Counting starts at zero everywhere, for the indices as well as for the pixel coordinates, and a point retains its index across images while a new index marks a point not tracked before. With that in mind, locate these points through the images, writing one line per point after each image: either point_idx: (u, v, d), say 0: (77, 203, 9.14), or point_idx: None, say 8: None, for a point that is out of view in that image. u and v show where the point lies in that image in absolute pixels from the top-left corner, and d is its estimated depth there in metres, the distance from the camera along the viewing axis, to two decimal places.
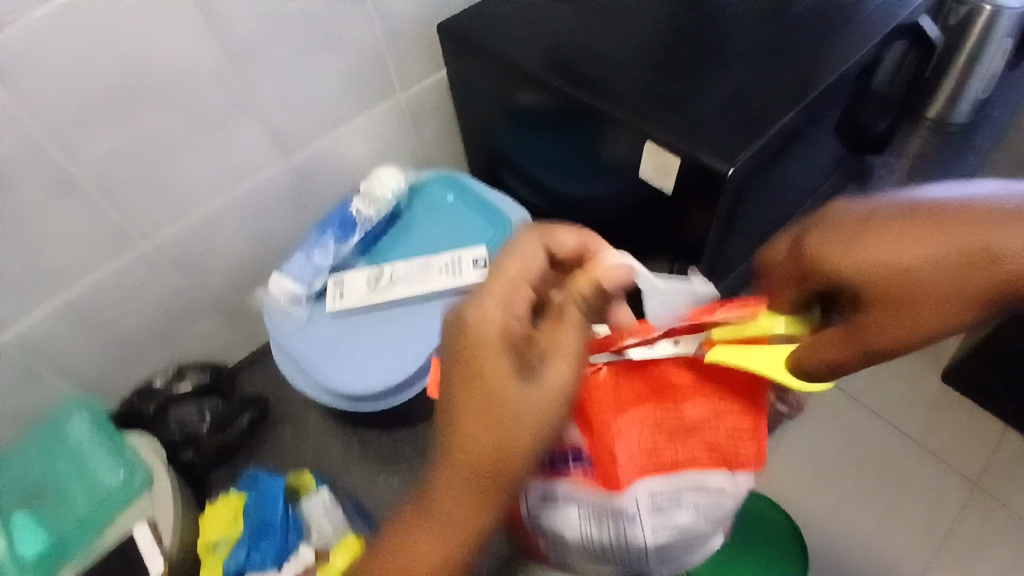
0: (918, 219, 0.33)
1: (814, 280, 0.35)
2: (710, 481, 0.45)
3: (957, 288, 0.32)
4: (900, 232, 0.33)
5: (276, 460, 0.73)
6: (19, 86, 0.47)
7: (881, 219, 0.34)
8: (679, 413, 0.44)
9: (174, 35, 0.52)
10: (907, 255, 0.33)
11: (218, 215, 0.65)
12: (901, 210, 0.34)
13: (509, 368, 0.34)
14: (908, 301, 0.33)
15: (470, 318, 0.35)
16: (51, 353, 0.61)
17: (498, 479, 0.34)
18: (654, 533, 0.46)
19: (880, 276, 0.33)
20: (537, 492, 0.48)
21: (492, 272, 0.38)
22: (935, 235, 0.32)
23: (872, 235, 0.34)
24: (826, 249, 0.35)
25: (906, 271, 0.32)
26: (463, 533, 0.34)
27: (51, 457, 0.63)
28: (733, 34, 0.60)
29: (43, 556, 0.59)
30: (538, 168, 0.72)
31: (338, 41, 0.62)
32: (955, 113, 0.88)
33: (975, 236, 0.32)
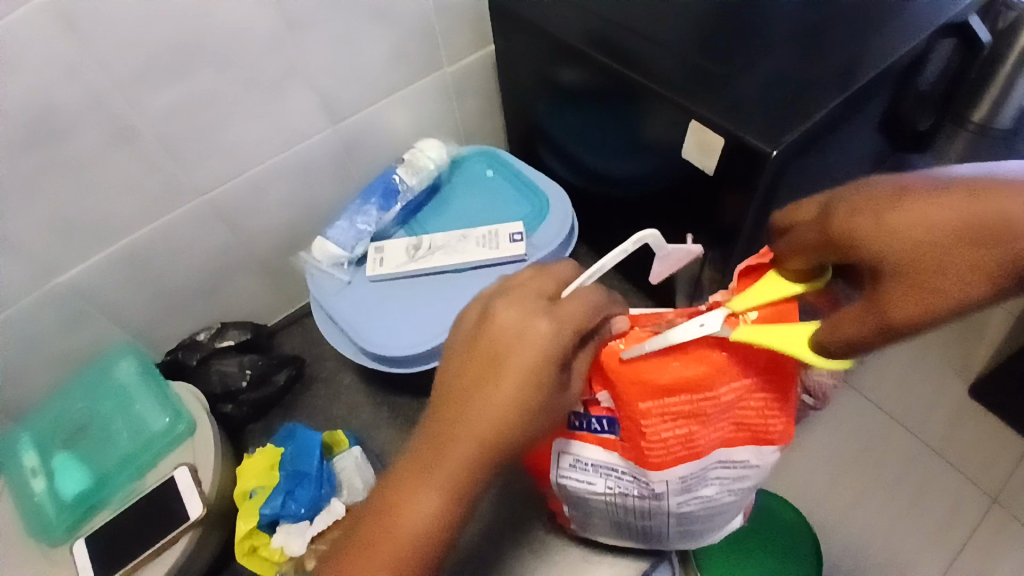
0: (949, 190, 0.30)
1: (837, 249, 0.34)
2: (737, 455, 0.47)
3: (981, 257, 0.28)
4: (929, 198, 0.30)
5: (306, 419, 0.75)
6: (88, 42, 0.50)
7: (916, 189, 0.32)
8: (712, 400, 0.42)
9: (240, 4, 0.54)
10: (924, 221, 0.30)
11: (264, 177, 0.67)
12: (940, 179, 0.31)
13: (548, 382, 0.37)
14: (928, 265, 0.29)
15: (517, 338, 0.37)
16: (102, 299, 0.64)
17: (498, 456, 0.37)
18: (679, 505, 0.49)
19: (900, 238, 0.30)
20: (568, 458, 0.49)
21: (524, 323, 0.38)
22: (966, 198, 0.29)
23: (900, 201, 0.31)
24: (849, 220, 0.33)
25: (923, 240, 0.29)
26: (461, 491, 0.37)
27: (96, 401, 0.67)
28: (781, 20, 0.60)
29: (85, 493, 0.61)
30: (576, 149, 0.73)
31: (391, 13, 0.64)
32: (1001, 117, 0.87)
33: (1007, 203, 0.27)
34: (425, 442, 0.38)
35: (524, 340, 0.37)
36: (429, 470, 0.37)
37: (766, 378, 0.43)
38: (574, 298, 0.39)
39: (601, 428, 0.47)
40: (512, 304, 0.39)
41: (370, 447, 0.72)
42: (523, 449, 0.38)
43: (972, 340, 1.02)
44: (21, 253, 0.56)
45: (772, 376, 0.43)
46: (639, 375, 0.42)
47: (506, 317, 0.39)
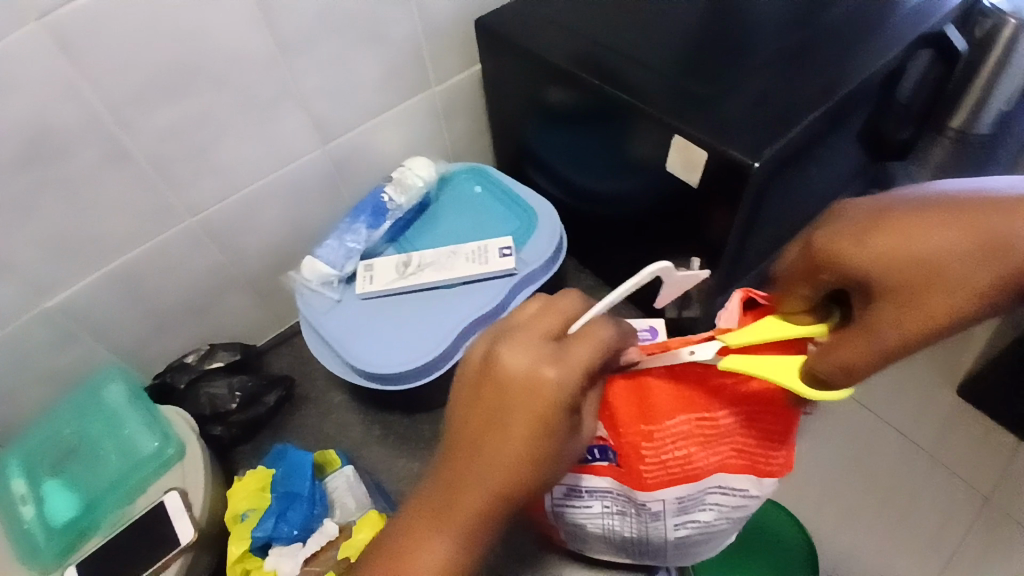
0: (923, 218, 0.34)
1: (828, 274, 0.35)
2: (736, 483, 0.46)
3: (962, 279, 0.32)
4: (908, 224, 0.34)
5: (298, 438, 0.75)
6: (82, 64, 0.50)
7: (890, 214, 0.35)
8: (711, 421, 0.43)
9: (233, 27, 0.55)
10: (912, 246, 0.33)
11: (255, 197, 0.67)
12: (907, 206, 0.35)
13: (558, 431, 0.38)
14: (917, 288, 0.33)
15: (526, 387, 0.37)
16: (91, 322, 0.64)
17: (510, 501, 0.39)
18: (676, 527, 0.49)
19: (893, 262, 0.33)
20: (564, 486, 0.49)
21: (531, 371, 0.38)
22: (936, 226, 0.33)
23: (882, 226, 0.34)
24: (837, 244, 0.34)
25: (914, 263, 0.33)
26: (474, 533, 0.39)
27: (85, 423, 0.66)
28: (760, 38, 0.62)
29: (74, 519, 0.60)
30: (563, 164, 0.74)
31: (380, 34, 0.65)
32: (980, 124, 0.88)
33: (972, 233, 0.32)
34: (438, 488, 0.40)
35: (532, 385, 0.37)
36: (443, 517, 0.39)
37: (768, 407, 0.42)
38: (584, 342, 0.39)
39: (592, 457, 0.47)
40: (518, 348, 0.39)
41: (362, 467, 0.72)
42: (534, 491, 0.39)
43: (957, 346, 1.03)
44: (12, 276, 0.56)
45: (770, 408, 0.42)
46: (643, 396, 0.44)
47: (511, 360, 0.38)
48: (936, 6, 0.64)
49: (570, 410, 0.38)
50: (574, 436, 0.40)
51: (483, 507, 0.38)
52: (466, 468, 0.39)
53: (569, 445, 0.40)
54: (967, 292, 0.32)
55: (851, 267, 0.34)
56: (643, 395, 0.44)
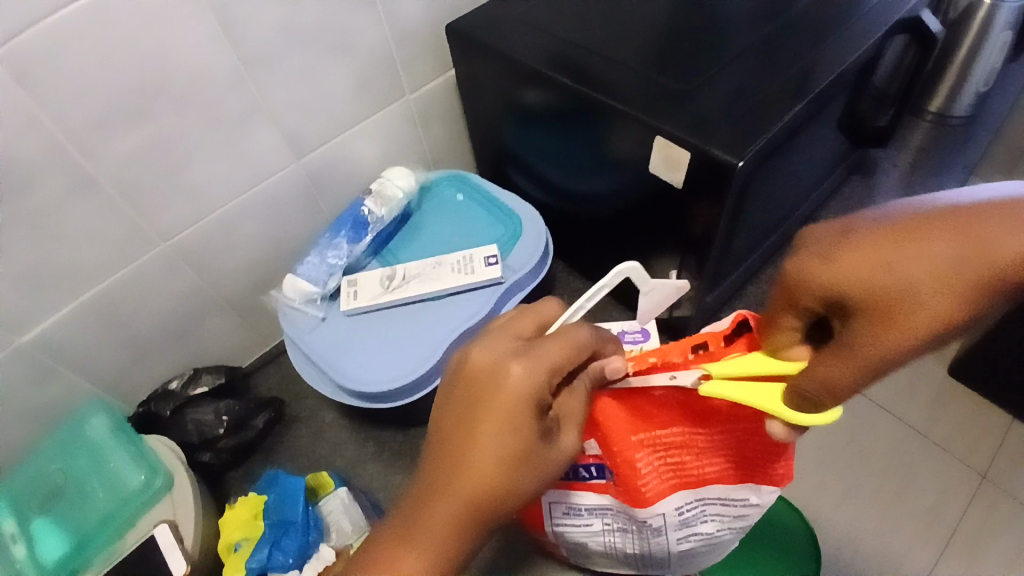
0: (892, 228, 0.33)
1: (801, 294, 0.34)
2: (736, 493, 0.46)
3: (942, 282, 0.31)
4: (878, 240, 0.33)
5: (289, 459, 0.73)
6: (40, 91, 0.48)
7: (860, 232, 0.34)
8: (705, 433, 0.43)
9: (196, 44, 0.53)
10: (884, 255, 0.32)
11: (230, 216, 0.65)
12: (876, 219, 0.34)
13: (529, 430, 0.37)
14: (889, 303, 0.32)
15: (494, 383, 0.37)
16: (67, 356, 0.62)
17: (481, 508, 0.37)
18: (679, 540, 0.48)
19: (865, 281, 0.32)
20: (562, 505, 0.49)
21: (499, 368, 0.38)
22: (909, 240, 0.32)
23: (850, 240, 0.34)
24: (807, 264, 0.34)
25: (888, 272, 0.32)
26: (444, 547, 0.37)
27: (69, 459, 0.64)
28: (735, 32, 0.61)
29: (65, 558, 0.59)
30: (544, 167, 0.73)
31: (350, 44, 0.63)
32: (956, 107, 0.90)
33: (943, 238, 0.32)
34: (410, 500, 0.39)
35: (500, 379, 0.37)
36: (413, 529, 0.37)
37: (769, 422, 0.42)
38: (557, 337, 0.39)
39: (588, 476, 0.47)
40: (489, 347, 0.39)
41: (356, 485, 0.71)
42: (508, 501, 0.38)
43: None
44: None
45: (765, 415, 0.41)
46: (635, 408, 0.43)
47: (480, 358, 0.39)
48: None
49: (539, 408, 0.38)
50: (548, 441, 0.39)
51: (452, 509, 0.37)
52: (434, 468, 0.38)
53: (542, 449, 0.38)
54: (940, 304, 0.31)
55: (822, 287, 0.33)
56: (637, 407, 0.43)
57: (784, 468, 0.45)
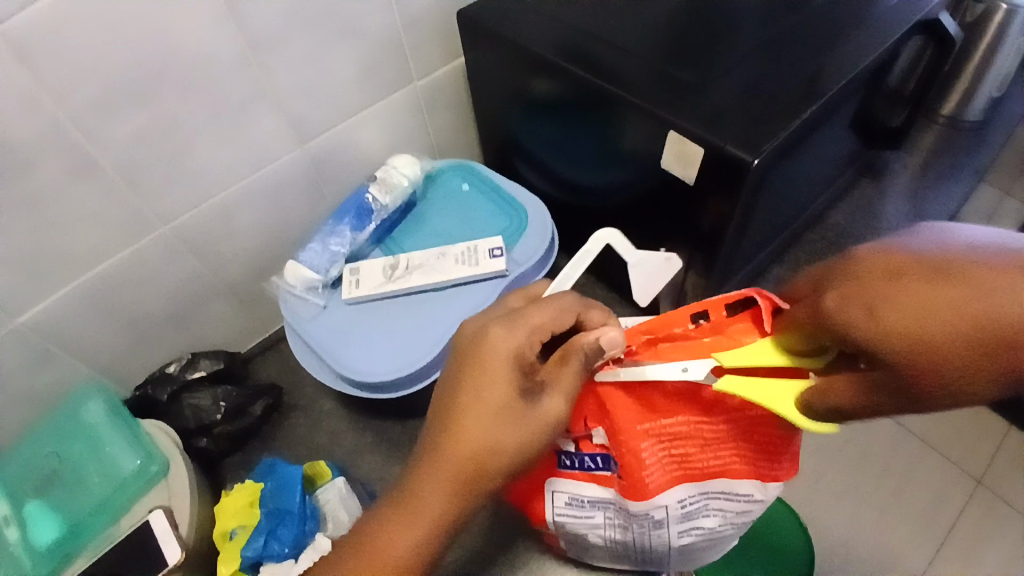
0: (951, 276, 0.28)
1: (831, 334, 0.31)
2: (741, 488, 0.45)
3: (992, 354, 0.26)
4: (927, 286, 0.28)
5: (287, 447, 0.73)
6: (39, 68, 0.47)
7: (909, 273, 0.29)
8: (711, 426, 0.42)
9: (201, 25, 0.52)
10: (930, 316, 0.27)
11: (232, 201, 0.64)
12: (938, 258, 0.29)
13: (508, 385, 0.39)
14: (930, 360, 0.28)
15: (476, 343, 0.40)
16: (63, 337, 0.61)
17: (466, 466, 0.39)
18: (680, 534, 0.48)
19: (906, 335, 0.28)
20: (563, 496, 0.49)
21: (480, 331, 0.41)
22: (963, 284, 0.27)
23: (896, 288, 0.29)
24: (844, 309, 0.30)
25: (929, 337, 0.27)
26: (429, 506, 0.38)
27: (63, 445, 0.64)
28: (751, 26, 0.60)
29: (58, 542, 0.58)
30: (552, 159, 0.72)
31: (357, 30, 0.62)
32: (969, 110, 0.89)
33: (1008, 301, 0.26)
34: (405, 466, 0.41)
35: (480, 341, 0.40)
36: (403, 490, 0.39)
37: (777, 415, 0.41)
38: (540, 303, 0.42)
39: (594, 466, 0.47)
40: (479, 316, 0.43)
41: (354, 474, 0.70)
42: (492, 462, 0.39)
43: None
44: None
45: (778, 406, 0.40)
46: (639, 395, 0.42)
47: (469, 325, 0.43)
48: None
49: (516, 367, 0.40)
50: (528, 401, 0.39)
51: (434, 471, 0.39)
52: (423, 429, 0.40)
53: (522, 408, 0.39)
54: (990, 366, 0.27)
55: (854, 336, 0.30)
56: (642, 394, 0.42)
57: (791, 463, 0.44)
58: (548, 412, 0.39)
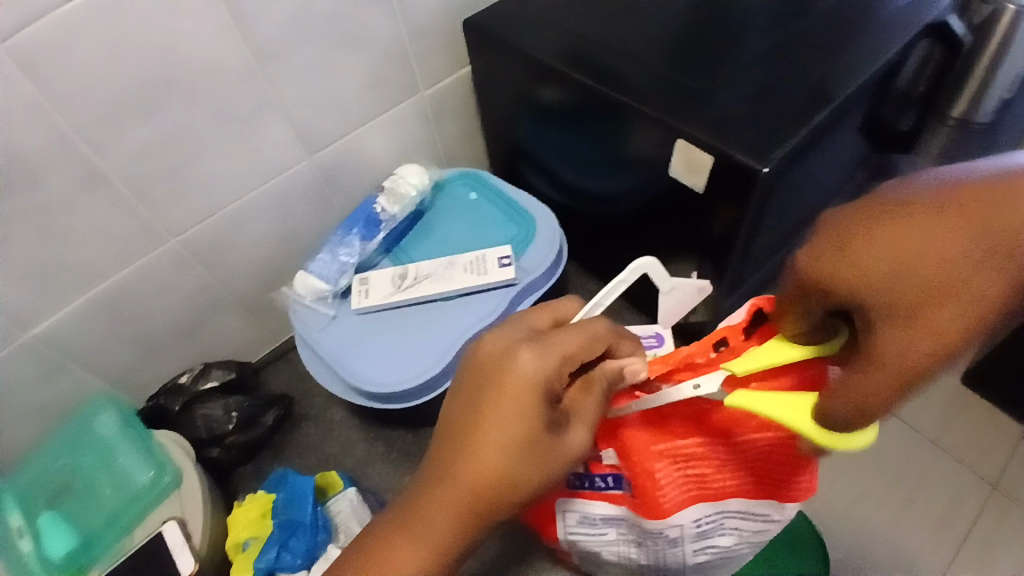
0: (920, 213, 0.30)
1: (818, 298, 0.32)
2: (757, 509, 0.46)
3: (974, 283, 0.28)
4: (899, 225, 0.30)
5: (298, 457, 0.73)
6: (49, 83, 0.47)
7: (890, 215, 0.31)
8: (729, 446, 0.42)
9: (209, 39, 0.52)
10: (911, 248, 0.29)
11: (241, 212, 0.65)
12: (902, 199, 0.31)
13: (537, 418, 0.37)
14: (919, 299, 0.29)
15: (503, 372, 0.38)
16: (77, 349, 0.61)
17: (484, 502, 0.37)
18: (696, 552, 0.48)
19: (890, 279, 0.30)
20: (575, 515, 0.49)
21: (508, 358, 0.38)
22: (931, 219, 0.30)
23: (871, 230, 0.31)
24: (826, 260, 0.31)
25: (914, 272, 0.29)
26: (444, 541, 0.37)
27: (77, 455, 0.64)
28: (758, 31, 0.60)
29: (72, 555, 0.59)
30: (559, 167, 0.72)
31: (362, 39, 0.62)
32: (980, 113, 0.86)
33: (972, 227, 0.28)
34: (413, 495, 0.39)
35: (507, 368, 0.38)
36: (415, 524, 0.38)
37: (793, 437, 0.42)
38: (572, 329, 0.40)
39: (605, 485, 0.47)
40: (500, 336, 0.40)
41: (365, 484, 0.70)
42: (512, 498, 0.38)
43: None
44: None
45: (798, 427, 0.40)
46: (658, 417, 0.43)
47: (491, 346, 0.40)
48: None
49: (545, 400, 0.38)
50: (555, 436, 0.38)
51: (454, 502, 0.37)
52: (439, 459, 0.38)
53: (550, 443, 0.38)
54: (972, 295, 0.28)
55: (843, 285, 0.31)
56: (660, 416, 0.43)
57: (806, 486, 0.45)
58: (573, 446, 0.39)
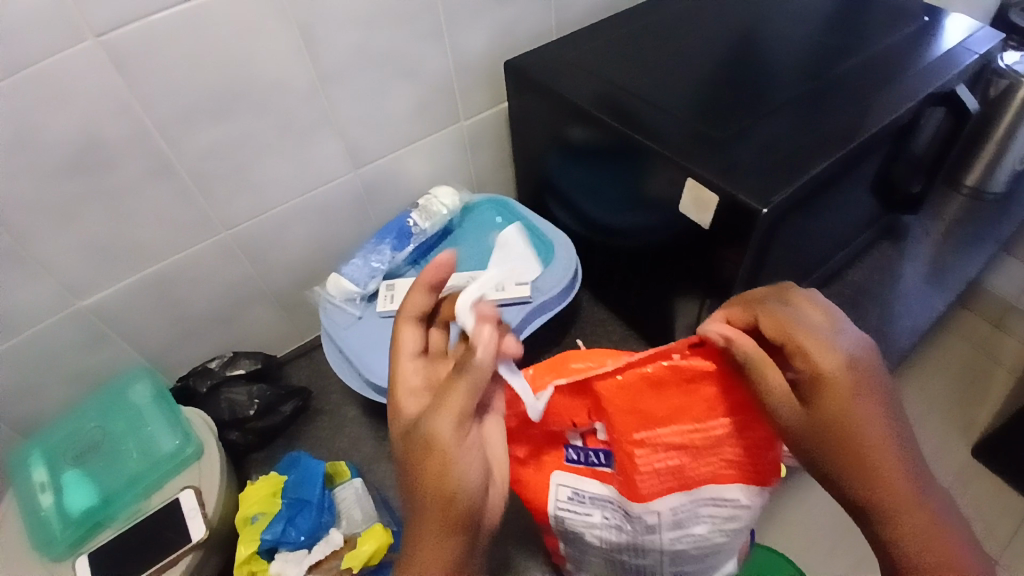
0: (879, 480, 0.39)
1: (823, 407, 0.39)
2: (728, 494, 0.47)
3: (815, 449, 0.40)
4: (881, 383, 0.40)
5: (309, 448, 0.77)
6: (132, 78, 0.54)
7: (866, 363, 0.40)
8: (703, 431, 0.45)
9: (280, 60, 0.60)
10: (868, 454, 0.39)
11: (287, 214, 0.71)
12: (896, 480, 0.39)
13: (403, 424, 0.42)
14: (821, 426, 0.40)
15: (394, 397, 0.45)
16: (119, 322, 0.67)
17: (420, 521, 0.39)
18: (672, 541, 0.50)
19: (886, 440, 0.39)
20: (566, 490, 0.51)
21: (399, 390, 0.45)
22: (867, 468, 0.39)
23: (868, 434, 0.39)
24: (858, 426, 0.39)
25: (845, 443, 0.39)
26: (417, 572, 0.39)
27: (109, 420, 0.70)
28: (776, 89, 0.65)
29: (91, 512, 0.62)
30: (581, 198, 0.77)
31: (416, 70, 0.69)
32: (993, 182, 0.92)
33: (859, 469, 0.39)
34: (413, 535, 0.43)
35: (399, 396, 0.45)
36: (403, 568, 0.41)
37: (755, 420, 0.44)
38: (409, 336, 0.45)
39: (597, 461, 0.49)
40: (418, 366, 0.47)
41: (369, 480, 0.73)
42: (435, 509, 0.39)
43: (974, 391, 0.99)
44: (45, 278, 0.59)
45: (761, 420, 0.44)
46: (638, 405, 0.45)
47: None
48: (951, 65, 0.67)
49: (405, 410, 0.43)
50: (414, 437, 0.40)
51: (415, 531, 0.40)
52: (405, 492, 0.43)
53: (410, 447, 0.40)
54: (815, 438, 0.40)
55: (838, 427, 0.39)
56: (639, 404, 0.45)
57: (773, 465, 0.46)
58: (435, 434, 0.38)
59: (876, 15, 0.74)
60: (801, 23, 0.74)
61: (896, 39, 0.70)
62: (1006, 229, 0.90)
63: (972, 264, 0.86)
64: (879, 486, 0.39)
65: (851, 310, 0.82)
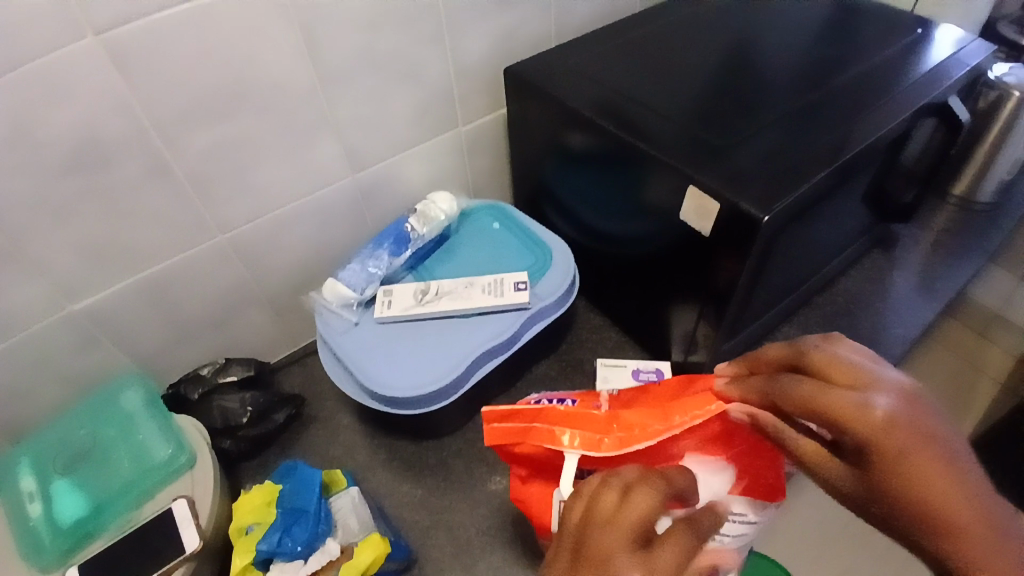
0: (959, 538, 0.33)
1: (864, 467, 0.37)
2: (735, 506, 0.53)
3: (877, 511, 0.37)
4: (931, 435, 0.35)
5: (302, 456, 0.76)
6: (130, 76, 0.52)
7: (905, 414, 0.36)
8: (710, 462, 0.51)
9: (281, 61, 0.59)
10: (936, 512, 0.34)
11: (284, 218, 0.70)
12: (983, 536, 0.33)
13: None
14: (869, 487, 0.36)
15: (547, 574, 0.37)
16: (110, 325, 0.65)
17: None
18: None
19: (955, 494, 0.34)
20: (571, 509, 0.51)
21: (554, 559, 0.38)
22: (938, 527, 0.34)
23: (926, 491, 0.34)
24: (910, 484, 0.34)
25: (902, 503, 0.35)
26: None
27: (100, 427, 0.67)
28: (775, 98, 0.66)
29: (80, 522, 0.61)
30: (578, 204, 0.77)
31: (417, 74, 0.69)
32: (981, 193, 0.94)
33: (931, 529, 0.34)
34: None
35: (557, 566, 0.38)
36: None
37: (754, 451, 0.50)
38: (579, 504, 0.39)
39: None
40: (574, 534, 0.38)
41: (364, 488, 0.72)
42: None
43: None
44: (37, 280, 0.58)
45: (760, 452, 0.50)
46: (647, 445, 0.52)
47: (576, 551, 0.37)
48: (942, 78, 0.68)
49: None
50: None
51: None
52: None
53: None
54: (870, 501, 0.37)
55: (884, 487, 0.36)
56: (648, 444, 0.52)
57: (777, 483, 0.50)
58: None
59: (870, 27, 0.75)
60: (798, 34, 0.75)
61: (891, 51, 0.71)
62: (994, 239, 0.91)
63: (961, 273, 0.87)
64: (965, 550, 0.33)
65: (843, 318, 0.83)
